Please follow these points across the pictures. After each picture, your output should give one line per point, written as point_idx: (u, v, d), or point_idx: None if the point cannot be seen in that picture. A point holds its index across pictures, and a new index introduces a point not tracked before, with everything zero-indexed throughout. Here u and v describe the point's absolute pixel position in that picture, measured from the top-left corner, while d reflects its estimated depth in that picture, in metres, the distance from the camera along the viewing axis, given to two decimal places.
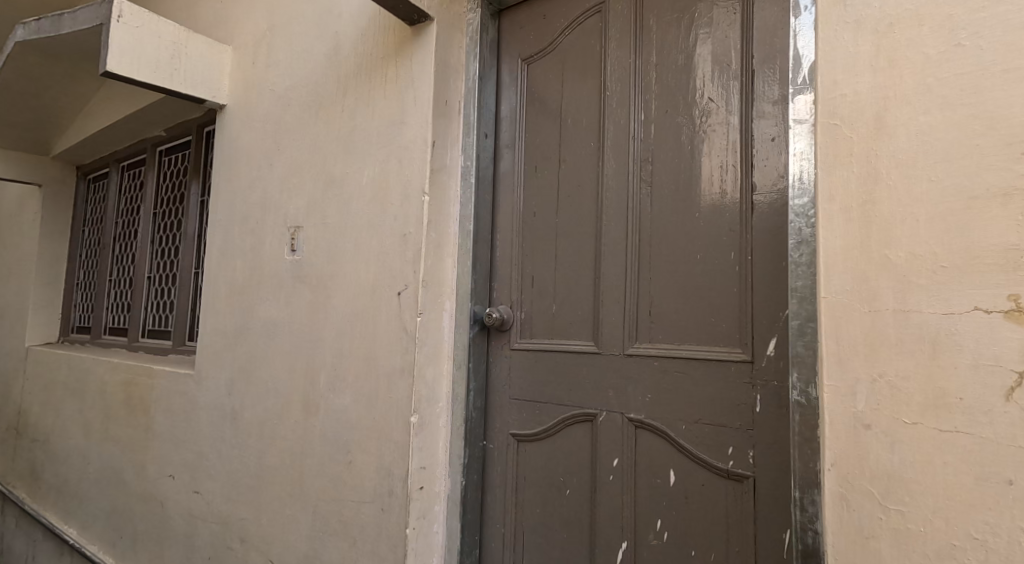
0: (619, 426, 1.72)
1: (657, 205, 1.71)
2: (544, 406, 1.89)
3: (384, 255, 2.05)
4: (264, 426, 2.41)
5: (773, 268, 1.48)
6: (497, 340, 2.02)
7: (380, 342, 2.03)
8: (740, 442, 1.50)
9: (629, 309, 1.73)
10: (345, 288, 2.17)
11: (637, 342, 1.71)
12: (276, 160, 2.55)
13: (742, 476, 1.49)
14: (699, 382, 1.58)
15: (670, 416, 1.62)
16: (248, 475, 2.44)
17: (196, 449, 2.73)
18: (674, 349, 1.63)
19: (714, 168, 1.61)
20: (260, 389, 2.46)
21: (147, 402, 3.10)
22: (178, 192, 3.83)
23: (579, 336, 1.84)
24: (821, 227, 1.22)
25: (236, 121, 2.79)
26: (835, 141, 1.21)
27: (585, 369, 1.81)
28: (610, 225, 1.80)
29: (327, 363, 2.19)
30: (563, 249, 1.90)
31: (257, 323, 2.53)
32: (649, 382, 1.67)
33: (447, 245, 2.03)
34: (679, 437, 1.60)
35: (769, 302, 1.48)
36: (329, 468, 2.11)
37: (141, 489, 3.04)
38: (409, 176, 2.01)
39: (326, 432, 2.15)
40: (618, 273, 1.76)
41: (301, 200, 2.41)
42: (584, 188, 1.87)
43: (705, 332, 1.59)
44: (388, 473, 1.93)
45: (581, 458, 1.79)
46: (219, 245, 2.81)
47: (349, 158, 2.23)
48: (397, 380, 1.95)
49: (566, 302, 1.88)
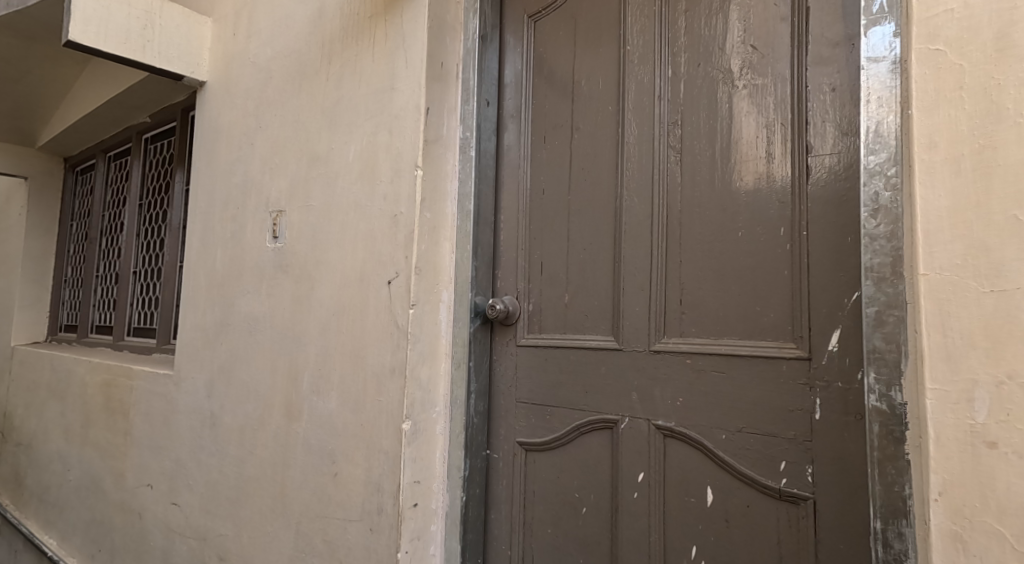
0: (644, 434, 1.46)
1: (687, 177, 1.46)
2: (556, 411, 1.64)
3: (372, 240, 1.81)
4: (244, 433, 2.17)
5: (834, 245, 1.22)
6: (502, 335, 1.77)
7: (368, 338, 1.78)
8: (796, 457, 1.24)
9: (654, 298, 1.48)
10: (331, 278, 1.92)
11: (666, 337, 1.46)
12: (259, 139, 2.31)
13: (798, 498, 1.23)
14: (742, 383, 1.32)
15: (708, 424, 1.36)
16: (227, 487, 2.20)
17: (174, 457, 2.49)
18: (712, 344, 1.38)
19: (758, 128, 1.35)
20: (240, 392, 2.22)
21: (126, 405, 2.87)
22: (164, 181, 3.61)
23: (596, 330, 1.59)
24: (918, 183, 0.97)
25: (216, 98, 2.55)
26: (936, 72, 0.96)
27: (603, 368, 1.55)
28: (632, 202, 1.54)
29: (311, 363, 1.95)
30: (577, 231, 1.65)
31: (238, 319, 2.29)
32: (680, 383, 1.42)
33: (444, 227, 1.78)
34: (718, 449, 1.34)
35: (830, 287, 1.22)
36: (314, 481, 1.87)
37: (120, 499, 2.82)
38: (400, 149, 1.76)
39: (309, 440, 1.91)
40: (642, 255, 1.51)
41: (283, 181, 2.17)
42: (601, 159, 1.62)
43: (748, 324, 1.33)
44: (378, 487, 1.68)
45: (600, 472, 1.54)
46: (198, 234, 2.57)
47: (335, 132, 1.98)
48: (387, 381, 1.70)
49: (581, 291, 1.63)
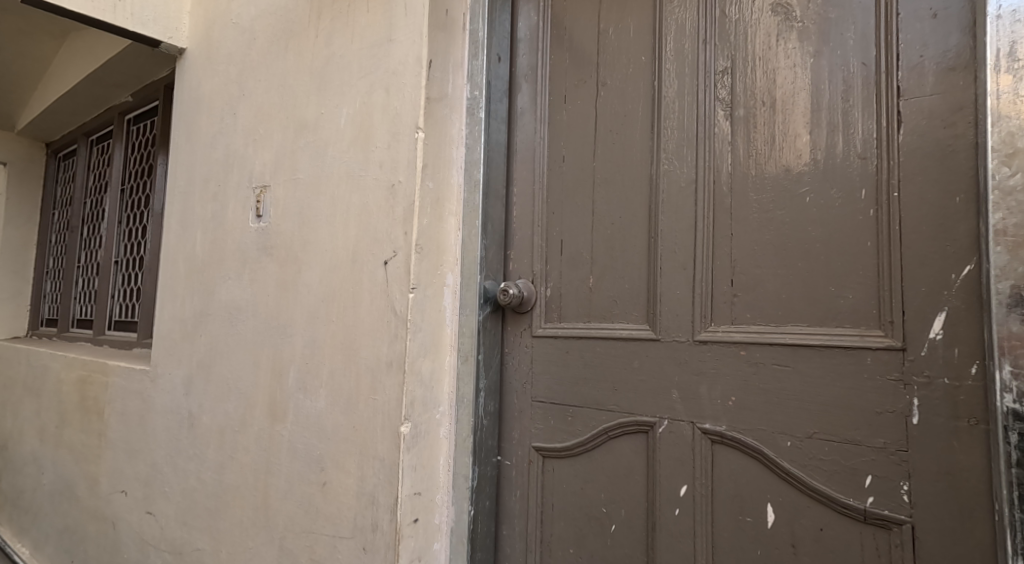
0: (688, 440, 1.23)
1: (740, 135, 1.23)
2: (580, 411, 1.40)
3: (366, 215, 1.57)
4: (224, 435, 1.94)
5: (937, 209, 0.99)
6: (515, 324, 1.54)
7: (361, 327, 1.55)
8: (886, 471, 1.02)
9: (699, 280, 1.25)
10: (320, 260, 1.69)
11: (714, 325, 1.23)
12: (241, 108, 2.08)
13: (891, 521, 1.01)
14: (814, 380, 1.09)
15: (769, 430, 1.13)
16: (206, 495, 1.97)
17: (150, 461, 2.26)
18: (773, 333, 1.15)
19: (832, 69, 1.12)
20: (220, 389, 1.99)
21: (101, 404, 2.64)
22: (147, 163, 3.38)
23: (626, 317, 1.36)
24: None
25: (196, 67, 2.32)
26: None
27: (636, 363, 1.32)
28: (671, 167, 1.31)
29: (297, 356, 1.72)
30: (604, 203, 1.42)
31: (219, 308, 2.06)
32: (733, 380, 1.19)
33: (449, 200, 1.55)
34: (782, 459, 1.11)
35: (929, 261, 1.00)
36: (299, 490, 1.64)
37: (93, 506, 2.58)
38: (399, 109, 1.53)
39: (295, 445, 1.68)
40: (684, 229, 1.28)
41: (268, 153, 1.93)
42: (633, 119, 1.39)
43: (819, 308, 1.10)
44: (372, 500, 1.45)
45: (633, 484, 1.31)
46: (177, 217, 2.34)
47: (324, 95, 1.75)
48: (383, 376, 1.47)
49: (609, 273, 1.39)
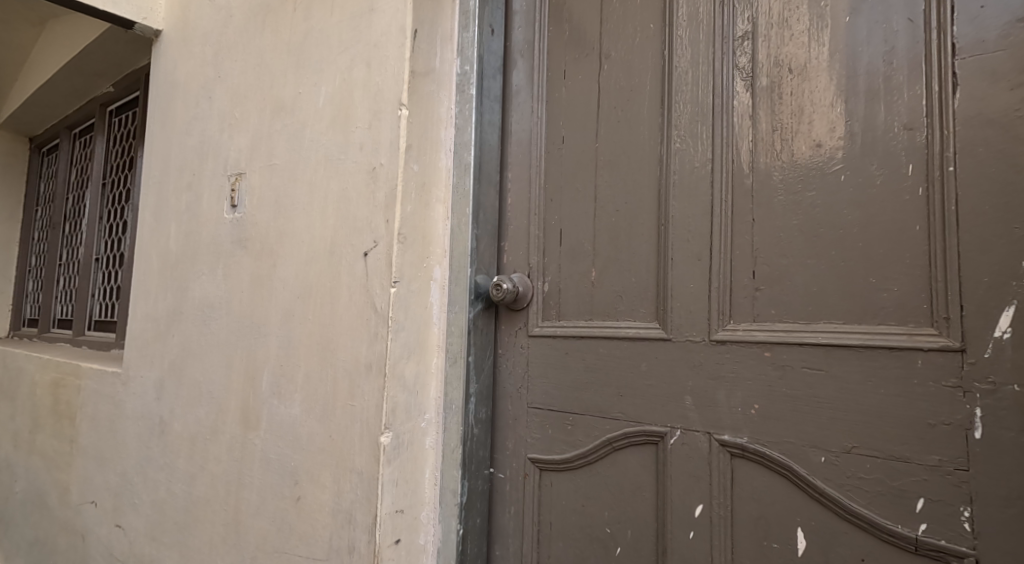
0: (704, 454, 1.08)
1: (763, 108, 1.08)
2: (580, 419, 1.26)
3: (345, 202, 1.43)
4: (195, 443, 1.79)
5: (1000, 186, 0.86)
6: (509, 322, 1.40)
7: (339, 325, 1.40)
8: (942, 493, 0.87)
9: (716, 271, 1.10)
10: (296, 252, 1.54)
11: (733, 322, 1.08)
12: (217, 91, 1.93)
13: (949, 553, 0.86)
14: (853, 387, 0.95)
15: (800, 443, 0.99)
16: (175, 508, 1.82)
17: (120, 470, 2.11)
18: (802, 332, 1.00)
19: (871, 28, 0.98)
20: (192, 393, 1.85)
21: (73, 409, 2.49)
22: (128, 156, 3.23)
23: (633, 314, 1.21)
24: None
25: (171, 50, 2.18)
26: None
27: (644, 365, 1.18)
28: (684, 146, 1.17)
29: (271, 358, 1.57)
30: (608, 189, 1.27)
31: (192, 306, 1.92)
32: (756, 386, 1.04)
33: (437, 185, 1.41)
34: (816, 478, 0.97)
35: (992, 247, 0.86)
36: (272, 505, 1.49)
37: (63, 517, 2.43)
38: (380, 84, 1.39)
39: (268, 455, 1.53)
40: (699, 215, 1.14)
41: (243, 138, 1.79)
42: (640, 94, 1.24)
43: (857, 303, 0.96)
44: (350, 518, 1.30)
45: (641, 502, 1.17)
46: (151, 209, 2.19)
47: (302, 73, 1.61)
48: (362, 380, 1.33)
49: (613, 265, 1.25)
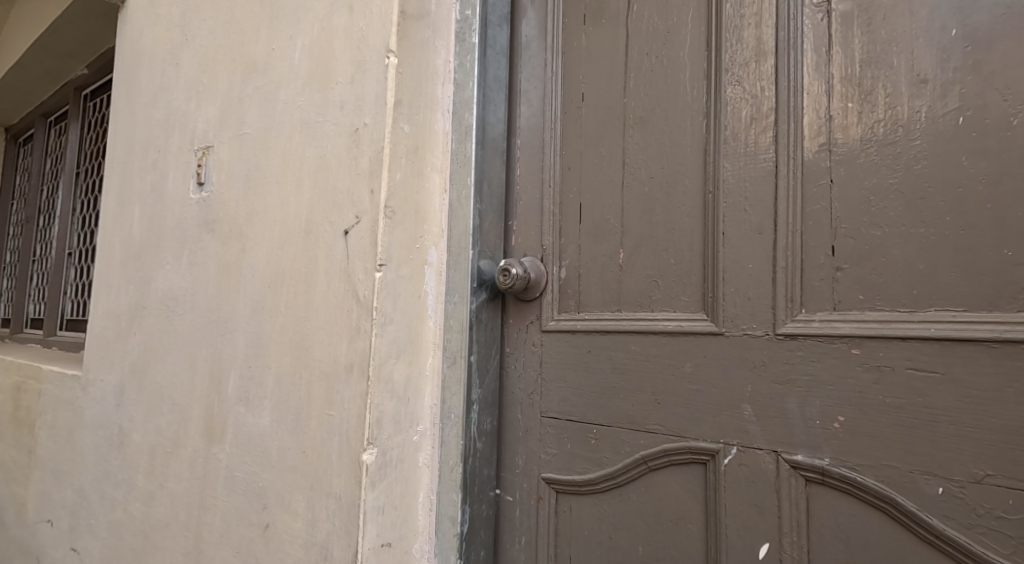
0: (771, 479, 0.86)
1: (844, 40, 0.86)
2: (606, 432, 1.02)
3: (323, 172, 1.20)
4: (155, 456, 1.56)
5: None
6: (518, 315, 1.17)
7: (315, 319, 1.17)
8: None
9: (782, 247, 0.87)
10: (267, 234, 1.31)
11: (807, 312, 0.85)
12: (184, 56, 1.70)
13: None
14: (981, 394, 0.74)
15: (908, 470, 0.77)
16: (133, 531, 1.59)
17: (77, 486, 1.87)
18: (905, 323, 0.78)
19: None
20: (152, 399, 1.61)
21: (32, 417, 2.26)
22: (102, 143, 3.00)
23: (672, 303, 0.98)
24: None
25: (137, 15, 1.95)
26: None
27: (687, 367, 0.95)
28: (740, 94, 0.94)
29: (237, 359, 1.34)
30: (639, 151, 1.04)
31: (154, 300, 1.68)
32: (841, 393, 0.82)
33: (433, 152, 1.18)
34: (932, 516, 0.75)
35: None
36: (237, 534, 1.26)
37: (20, 537, 2.19)
38: (365, 30, 1.16)
39: (232, 473, 1.30)
40: (761, 178, 0.91)
41: (212, 107, 1.56)
42: (681, 33, 1.01)
43: (984, 283, 0.74)
44: (326, 553, 1.07)
45: (683, 537, 0.94)
46: (114, 193, 1.96)
47: (276, 27, 1.38)
48: (341, 385, 1.09)
49: (646, 244, 1.02)
